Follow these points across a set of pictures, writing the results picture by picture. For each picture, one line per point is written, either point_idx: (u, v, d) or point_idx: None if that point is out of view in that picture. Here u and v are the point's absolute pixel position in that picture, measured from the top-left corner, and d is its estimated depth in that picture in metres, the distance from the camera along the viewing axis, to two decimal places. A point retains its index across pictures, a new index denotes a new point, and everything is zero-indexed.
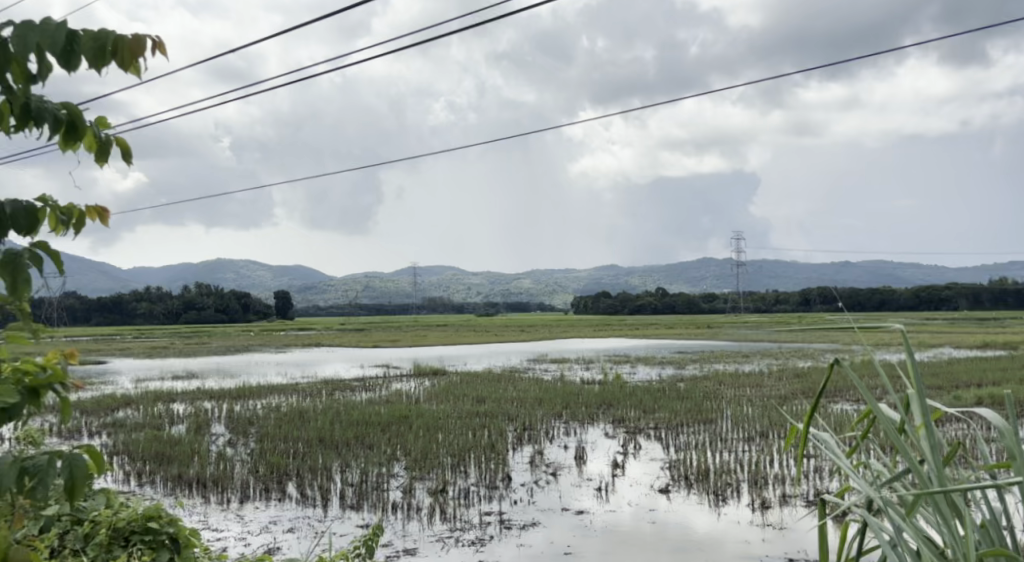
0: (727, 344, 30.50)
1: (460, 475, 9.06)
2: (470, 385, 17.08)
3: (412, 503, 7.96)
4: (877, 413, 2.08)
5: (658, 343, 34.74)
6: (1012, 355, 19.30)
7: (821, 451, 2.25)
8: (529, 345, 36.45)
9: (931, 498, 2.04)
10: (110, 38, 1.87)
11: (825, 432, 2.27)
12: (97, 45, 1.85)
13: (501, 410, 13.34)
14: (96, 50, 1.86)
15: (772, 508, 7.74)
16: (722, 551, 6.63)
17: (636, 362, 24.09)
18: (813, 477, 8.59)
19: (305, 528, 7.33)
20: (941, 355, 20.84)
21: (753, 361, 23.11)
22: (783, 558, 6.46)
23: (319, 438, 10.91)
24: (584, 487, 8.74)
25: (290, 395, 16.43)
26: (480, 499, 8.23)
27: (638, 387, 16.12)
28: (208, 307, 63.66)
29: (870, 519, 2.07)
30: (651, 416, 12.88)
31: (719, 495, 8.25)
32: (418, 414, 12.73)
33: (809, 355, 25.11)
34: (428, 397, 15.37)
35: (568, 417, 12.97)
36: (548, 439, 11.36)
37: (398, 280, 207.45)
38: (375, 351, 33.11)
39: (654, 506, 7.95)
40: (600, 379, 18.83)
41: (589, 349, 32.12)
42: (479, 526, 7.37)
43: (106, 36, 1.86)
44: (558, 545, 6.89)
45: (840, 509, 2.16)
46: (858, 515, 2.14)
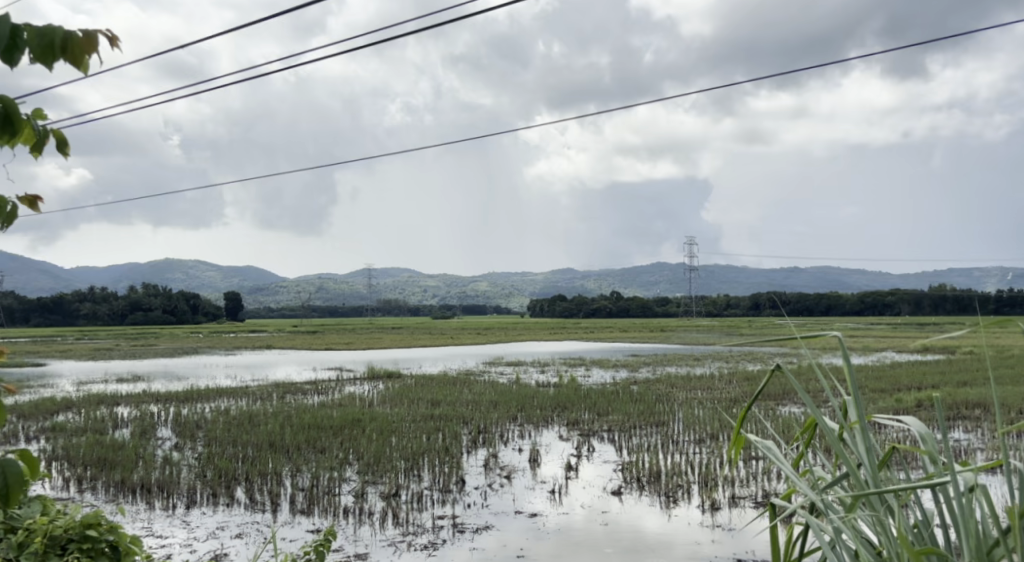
0: (680, 348, 30.81)
1: (413, 479, 9.01)
2: (424, 388, 16.96)
3: (364, 507, 7.89)
4: (818, 419, 2.14)
5: (612, 346, 34.88)
6: (950, 359, 19.94)
7: (765, 455, 2.30)
8: (484, 348, 36.38)
9: (866, 499, 2.11)
10: (54, 35, 1.86)
11: (766, 440, 2.32)
12: (41, 40, 1.84)
13: (455, 412, 13.32)
14: (41, 46, 1.85)
15: (721, 509, 7.88)
16: (673, 551, 6.74)
17: (590, 365, 24.19)
18: (761, 480, 8.77)
19: (254, 533, 7.20)
20: (884, 359, 21.42)
21: (704, 365, 23.42)
22: (732, 559, 6.58)
23: (269, 442, 10.71)
24: (537, 490, 8.79)
25: (241, 398, 16.14)
26: (433, 503, 8.18)
27: (592, 389, 16.21)
28: (154, 308, 61.94)
29: (810, 520, 2.13)
30: (605, 418, 13.01)
31: (670, 496, 8.37)
32: (372, 417, 12.63)
33: (758, 359, 25.55)
34: (382, 401, 15.25)
35: (523, 420, 13.02)
36: (502, 442, 11.38)
37: (352, 283, 205.18)
38: (327, 354, 32.59)
39: (606, 508, 8.04)
40: (555, 382, 18.86)
41: (543, 352, 32.23)
42: (432, 530, 7.34)
43: (54, 33, 1.86)
44: (510, 548, 6.89)
45: (784, 511, 2.21)
46: (800, 516, 2.19)
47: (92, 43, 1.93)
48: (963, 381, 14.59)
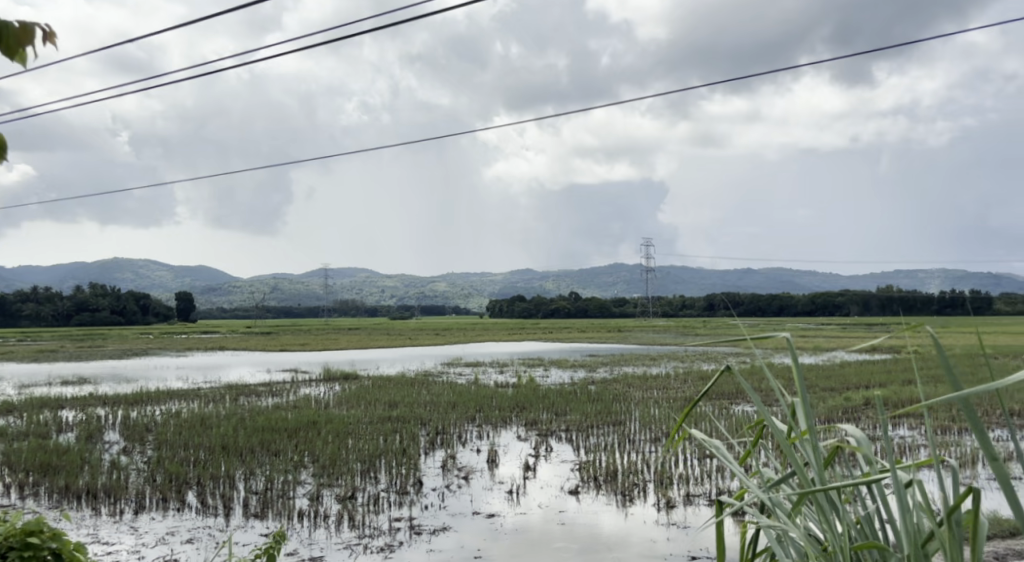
0: (637, 348, 31.01)
1: (370, 481, 8.96)
2: (381, 390, 16.83)
3: (319, 510, 7.80)
4: (766, 418, 2.19)
5: (570, 346, 35.03)
6: (896, 359, 20.43)
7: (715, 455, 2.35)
8: (443, 348, 36.19)
9: (813, 498, 2.16)
10: None
11: (716, 440, 2.37)
12: None
13: (413, 413, 13.25)
14: None
15: (675, 507, 7.96)
16: (629, 549, 6.78)
17: (549, 366, 24.18)
18: (715, 478, 8.89)
19: (205, 538, 7.07)
20: (834, 358, 21.87)
21: (660, 365, 23.65)
22: (686, 556, 6.63)
23: (222, 444, 10.53)
24: (495, 490, 8.77)
25: (192, 400, 15.79)
26: (390, 505, 8.12)
27: (550, 389, 16.26)
28: (103, 309, 60.32)
29: (759, 518, 2.18)
30: (563, 418, 13.09)
31: (627, 495, 8.44)
32: (328, 419, 12.50)
33: (712, 358, 25.88)
34: (338, 402, 15.10)
35: (481, 420, 13.04)
36: (461, 442, 11.36)
37: (308, 284, 202.66)
38: (281, 355, 32.08)
39: (564, 507, 8.07)
40: (514, 382, 18.84)
41: (501, 353, 32.14)
42: (389, 532, 7.29)
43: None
44: (468, 549, 6.88)
45: (733, 510, 2.27)
46: (750, 514, 2.25)
47: (29, 33, 1.98)
48: (908, 379, 14.95)
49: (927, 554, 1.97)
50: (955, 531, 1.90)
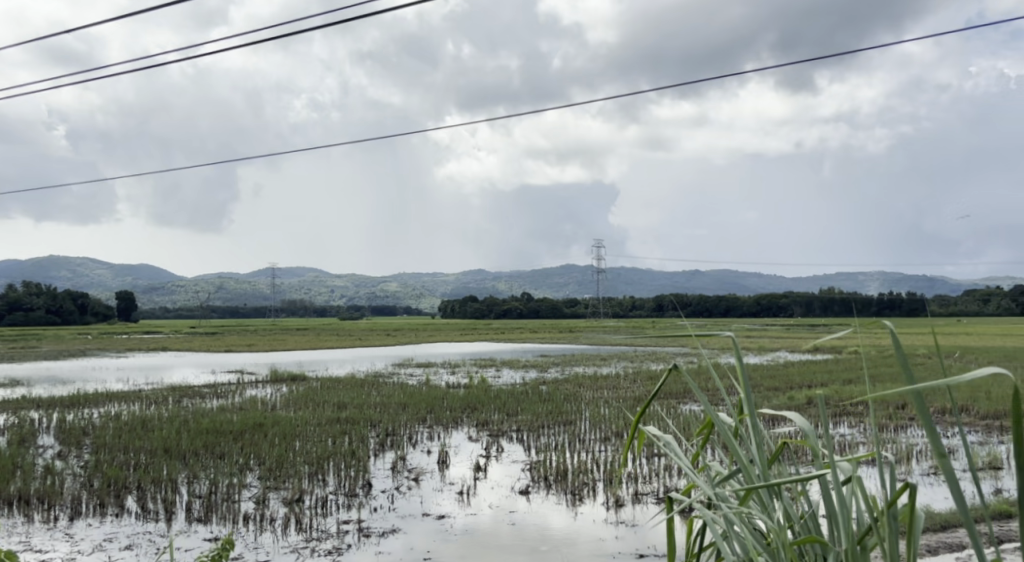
0: (588, 348, 31.26)
1: (318, 483, 8.83)
2: (330, 391, 16.66)
3: (265, 513, 7.66)
4: (712, 418, 2.23)
5: (522, 346, 35.10)
6: (837, 359, 20.96)
7: (664, 450, 2.39)
8: (393, 348, 35.97)
9: (756, 494, 2.20)
10: None
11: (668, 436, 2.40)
12: None
13: (362, 415, 13.12)
14: None
15: (624, 506, 8.04)
16: (577, 549, 6.81)
17: (500, 366, 24.21)
18: (663, 476, 8.99)
19: (145, 544, 6.89)
20: (778, 358, 22.37)
21: (610, 364, 23.91)
22: (634, 554, 6.69)
23: (164, 447, 10.28)
24: (445, 491, 8.73)
25: (132, 402, 15.35)
26: (338, 508, 8.02)
27: (502, 389, 16.26)
28: (37, 309, 58.33)
29: (704, 513, 2.22)
30: (514, 418, 13.10)
31: (576, 494, 8.48)
32: (275, 421, 12.30)
33: (661, 358, 26.23)
34: (286, 404, 14.86)
35: (432, 421, 12.97)
36: (411, 444, 11.27)
37: (255, 283, 199.12)
38: (227, 355, 31.41)
39: (513, 507, 8.07)
40: (465, 382, 18.81)
41: (452, 353, 32.04)
42: (336, 535, 7.20)
43: None
44: (418, 551, 6.83)
45: (680, 506, 2.31)
46: (695, 509, 2.30)
47: None
48: (847, 379, 15.36)
49: (865, 549, 2.01)
50: (891, 523, 1.95)
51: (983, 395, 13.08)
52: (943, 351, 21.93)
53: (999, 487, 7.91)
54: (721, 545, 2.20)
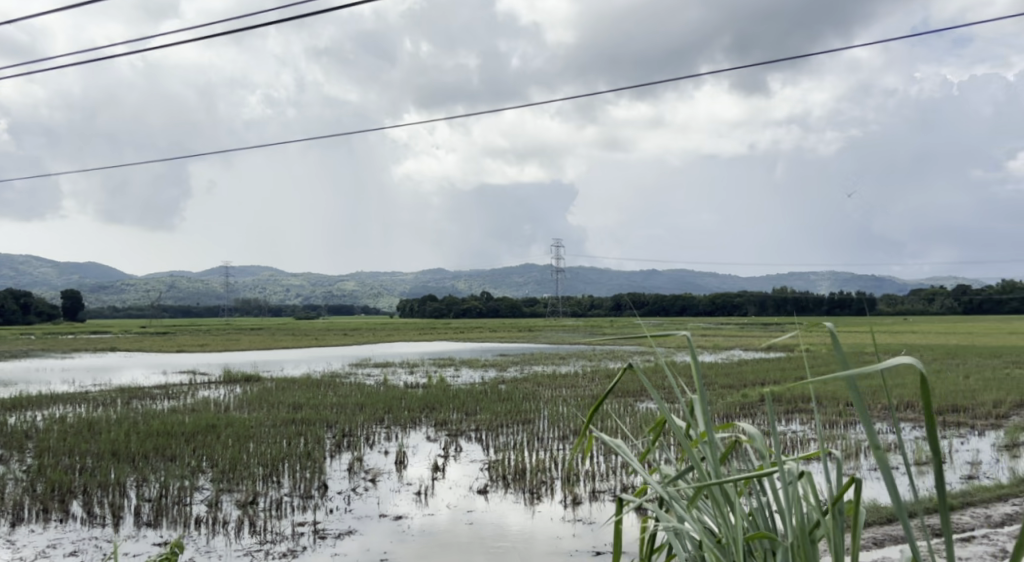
0: (546, 347, 31.41)
1: (272, 486, 8.68)
2: (285, 391, 16.46)
3: (217, 516, 7.51)
4: (666, 415, 2.25)
5: (480, 346, 35.11)
6: (789, 357, 21.39)
7: (618, 452, 2.40)
8: (349, 348, 35.69)
9: (707, 491, 2.23)
10: None
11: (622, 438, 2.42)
12: None
13: (318, 415, 12.96)
14: None
15: (581, 504, 8.08)
16: (535, 547, 6.82)
17: (459, 365, 24.18)
18: (619, 473, 9.07)
19: (91, 550, 6.71)
20: (732, 356, 22.77)
21: (568, 363, 24.05)
22: (591, 551, 6.72)
23: (112, 450, 10.02)
24: (403, 492, 8.67)
25: (79, 405, 14.93)
26: (293, 510, 7.90)
27: (461, 388, 16.23)
28: None
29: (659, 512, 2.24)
30: (472, 418, 13.06)
31: (534, 493, 8.49)
32: (229, 422, 12.09)
33: (618, 356, 26.48)
34: (239, 405, 14.61)
35: (390, 422, 12.87)
36: (368, 445, 11.16)
37: (209, 282, 195.62)
38: (179, 355, 30.82)
39: (471, 507, 8.03)
40: (423, 382, 18.74)
41: (409, 352, 31.91)
42: (291, 537, 7.09)
43: None
44: (374, 552, 6.76)
45: (634, 505, 2.32)
46: (649, 508, 2.31)
47: None
48: (799, 376, 15.68)
49: (813, 543, 2.05)
50: (836, 519, 1.99)
51: (927, 392, 13.45)
52: (890, 349, 22.52)
53: (942, 481, 8.13)
54: (673, 544, 2.22)
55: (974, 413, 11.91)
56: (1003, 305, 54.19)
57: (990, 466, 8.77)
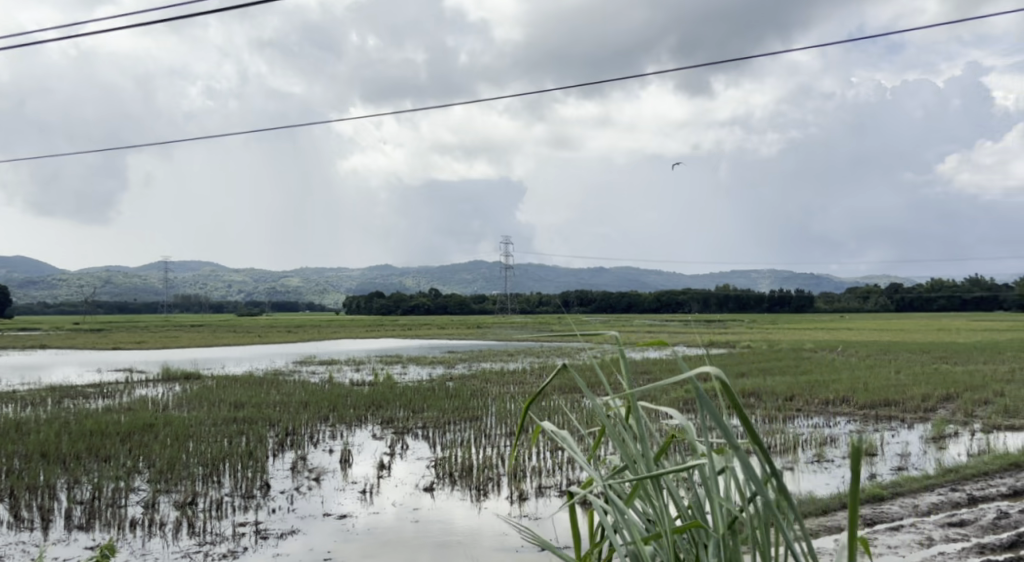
0: (494, 344, 31.41)
1: (212, 486, 8.47)
2: (226, 389, 16.08)
3: (154, 518, 7.31)
4: (604, 413, 2.34)
5: (427, 343, 34.83)
6: (731, 352, 21.84)
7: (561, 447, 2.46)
8: (293, 346, 35.09)
9: (644, 486, 2.30)
10: None
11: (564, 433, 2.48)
12: None
13: (261, 414, 12.69)
14: None
15: (528, 500, 8.09)
16: (480, 544, 6.80)
17: (406, 362, 23.97)
18: (565, 469, 9.11)
19: (18, 555, 6.46)
20: (676, 352, 23.15)
21: (516, 360, 24.12)
22: (537, 547, 6.73)
23: (42, 452, 9.63)
24: (347, 491, 8.55)
25: (7, 405, 14.35)
26: (233, 510, 7.72)
27: (408, 386, 16.11)
28: None
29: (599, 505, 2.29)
30: (420, 415, 12.98)
31: (481, 489, 8.48)
32: (167, 421, 11.77)
33: (565, 353, 26.62)
34: (178, 404, 14.21)
35: (335, 420, 12.69)
36: (312, 443, 10.99)
37: (147, 278, 190.07)
38: (114, 353, 29.82)
39: (416, 506, 7.96)
40: (369, 379, 18.52)
41: (355, 350, 31.53)
42: (232, 538, 6.94)
43: None
44: (317, 551, 6.66)
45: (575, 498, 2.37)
46: (589, 502, 2.36)
47: None
48: (740, 371, 16.11)
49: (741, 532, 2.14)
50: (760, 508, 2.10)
51: (861, 386, 13.90)
52: (826, 345, 23.22)
53: (874, 473, 8.41)
54: (612, 536, 2.27)
55: (905, 407, 12.32)
56: (932, 302, 56.32)
57: (920, 458, 9.08)
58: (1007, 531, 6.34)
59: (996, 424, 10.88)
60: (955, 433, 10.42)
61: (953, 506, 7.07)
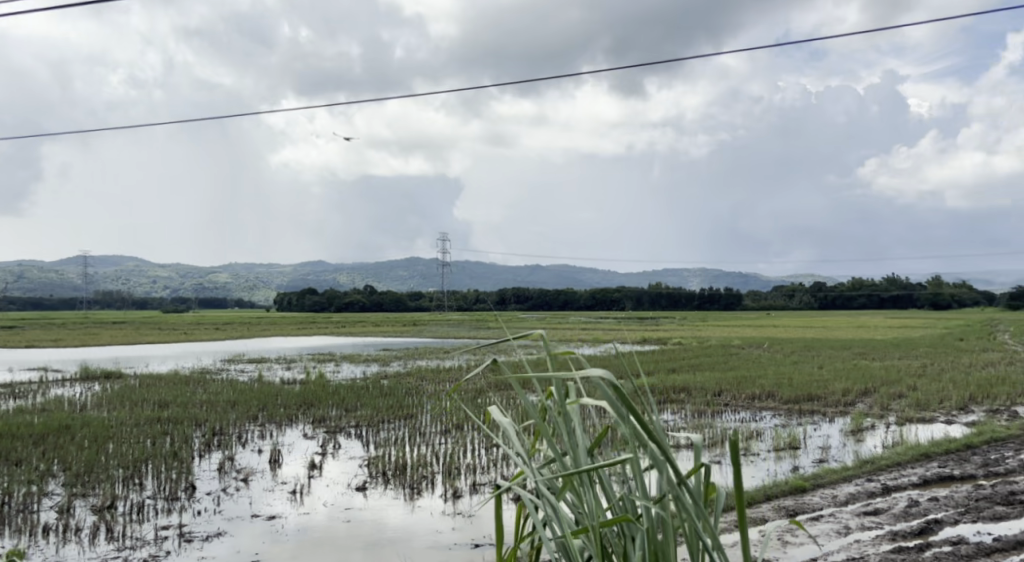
0: (429, 341, 31.18)
1: (133, 488, 8.17)
2: (150, 388, 15.51)
3: (69, 523, 6.99)
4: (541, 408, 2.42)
5: (361, 341, 34.33)
6: (664, 349, 22.24)
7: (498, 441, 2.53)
8: (222, 344, 34.06)
9: (574, 480, 2.37)
10: None
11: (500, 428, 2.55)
12: None
13: (186, 414, 12.29)
14: None
15: (461, 497, 8.06)
16: (413, 542, 6.72)
17: (339, 360, 23.53)
18: (500, 465, 9.11)
19: None
20: (610, 348, 23.40)
21: (452, 358, 23.94)
22: (470, 544, 6.71)
23: None
24: (277, 491, 8.37)
25: None
26: (155, 513, 7.46)
27: (341, 384, 15.82)
28: None
29: (529, 498, 2.34)
30: (352, 414, 12.78)
31: (415, 487, 8.42)
32: (86, 422, 11.28)
33: (501, 350, 26.60)
34: (97, 405, 13.63)
35: (264, 419, 12.40)
36: (240, 444, 10.70)
37: (65, 273, 182.12)
38: (27, 352, 28.39)
39: (349, 505, 7.85)
40: (301, 378, 18.12)
41: (286, 348, 30.82)
42: (154, 542, 6.70)
43: None
44: (244, 553, 6.50)
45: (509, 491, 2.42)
46: (522, 494, 2.40)
47: None
48: (670, 368, 16.41)
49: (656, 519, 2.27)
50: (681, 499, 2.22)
51: (785, 382, 14.29)
52: (753, 342, 23.79)
53: (797, 465, 8.68)
54: (543, 526, 2.32)
55: (827, 401, 12.75)
56: (853, 301, 58.40)
57: (839, 450, 9.42)
58: (917, 518, 6.62)
59: (910, 416, 11.35)
60: (872, 426, 10.82)
61: (869, 496, 7.34)
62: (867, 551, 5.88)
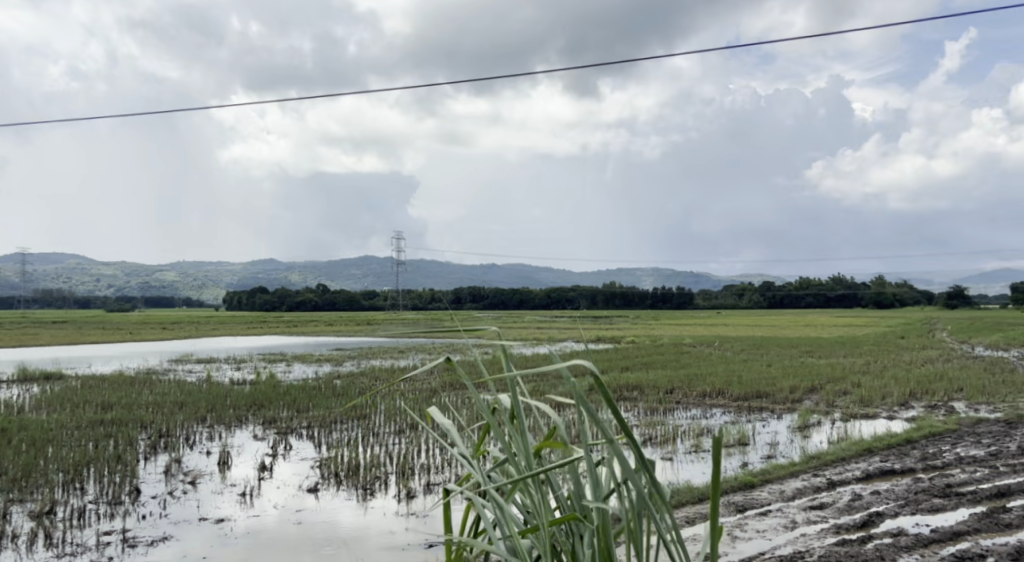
0: (383, 340, 30.95)
1: (74, 494, 7.91)
2: (94, 390, 15.07)
3: (5, 530, 6.74)
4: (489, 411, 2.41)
5: (314, 340, 33.91)
6: (618, 347, 22.36)
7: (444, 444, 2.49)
8: (170, 344, 33.28)
9: (522, 481, 2.35)
10: None
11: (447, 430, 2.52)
12: None
13: (131, 416, 11.97)
14: None
15: (415, 497, 8.00)
16: (366, 544, 6.63)
17: (291, 360, 23.20)
18: (453, 464, 9.07)
19: None
20: (564, 347, 23.48)
21: (407, 357, 23.77)
22: (423, 545, 6.66)
23: None
24: (226, 494, 8.20)
25: None
26: (97, 518, 7.23)
27: (292, 384, 15.58)
28: None
29: (477, 500, 2.32)
30: (304, 415, 12.60)
31: (368, 488, 8.32)
32: (25, 424, 10.92)
33: (456, 350, 26.52)
34: (37, 407, 13.19)
35: (213, 420, 12.16)
36: (187, 445, 10.46)
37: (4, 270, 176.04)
38: None
39: (300, 507, 7.73)
40: (251, 378, 17.79)
41: (236, 347, 30.25)
42: (96, 548, 6.50)
43: None
44: (191, 557, 6.36)
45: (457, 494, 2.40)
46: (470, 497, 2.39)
47: None
48: (624, 366, 16.53)
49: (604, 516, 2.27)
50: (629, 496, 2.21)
51: (734, 380, 14.52)
52: (704, 340, 24.16)
53: (745, 461, 8.81)
54: (491, 528, 2.30)
55: (775, 398, 13.00)
56: (801, 299, 59.66)
57: (786, 446, 9.60)
58: (860, 511, 6.79)
59: (854, 413, 11.65)
60: (819, 422, 11.07)
61: (815, 491, 7.50)
62: (813, 545, 6.00)
